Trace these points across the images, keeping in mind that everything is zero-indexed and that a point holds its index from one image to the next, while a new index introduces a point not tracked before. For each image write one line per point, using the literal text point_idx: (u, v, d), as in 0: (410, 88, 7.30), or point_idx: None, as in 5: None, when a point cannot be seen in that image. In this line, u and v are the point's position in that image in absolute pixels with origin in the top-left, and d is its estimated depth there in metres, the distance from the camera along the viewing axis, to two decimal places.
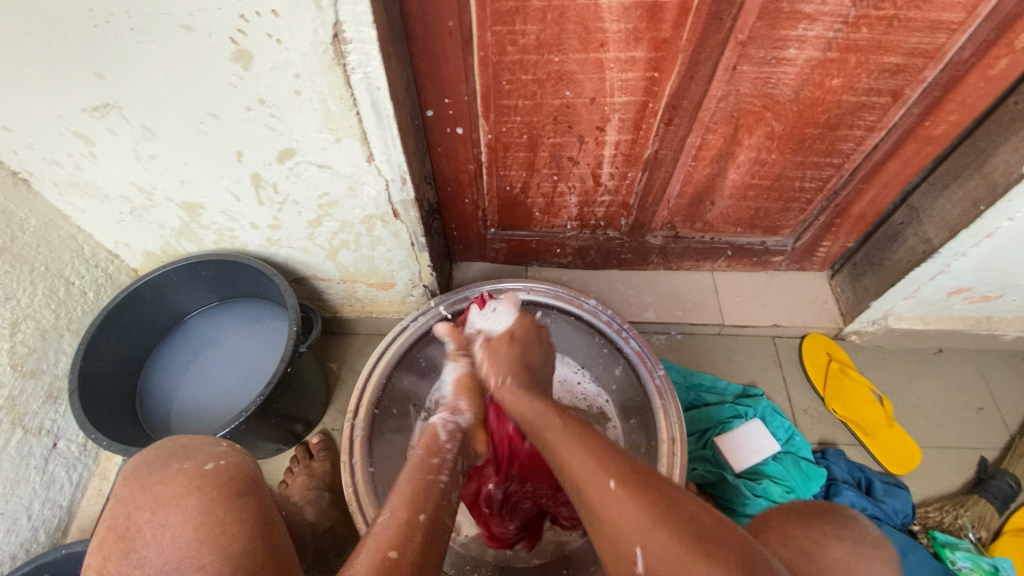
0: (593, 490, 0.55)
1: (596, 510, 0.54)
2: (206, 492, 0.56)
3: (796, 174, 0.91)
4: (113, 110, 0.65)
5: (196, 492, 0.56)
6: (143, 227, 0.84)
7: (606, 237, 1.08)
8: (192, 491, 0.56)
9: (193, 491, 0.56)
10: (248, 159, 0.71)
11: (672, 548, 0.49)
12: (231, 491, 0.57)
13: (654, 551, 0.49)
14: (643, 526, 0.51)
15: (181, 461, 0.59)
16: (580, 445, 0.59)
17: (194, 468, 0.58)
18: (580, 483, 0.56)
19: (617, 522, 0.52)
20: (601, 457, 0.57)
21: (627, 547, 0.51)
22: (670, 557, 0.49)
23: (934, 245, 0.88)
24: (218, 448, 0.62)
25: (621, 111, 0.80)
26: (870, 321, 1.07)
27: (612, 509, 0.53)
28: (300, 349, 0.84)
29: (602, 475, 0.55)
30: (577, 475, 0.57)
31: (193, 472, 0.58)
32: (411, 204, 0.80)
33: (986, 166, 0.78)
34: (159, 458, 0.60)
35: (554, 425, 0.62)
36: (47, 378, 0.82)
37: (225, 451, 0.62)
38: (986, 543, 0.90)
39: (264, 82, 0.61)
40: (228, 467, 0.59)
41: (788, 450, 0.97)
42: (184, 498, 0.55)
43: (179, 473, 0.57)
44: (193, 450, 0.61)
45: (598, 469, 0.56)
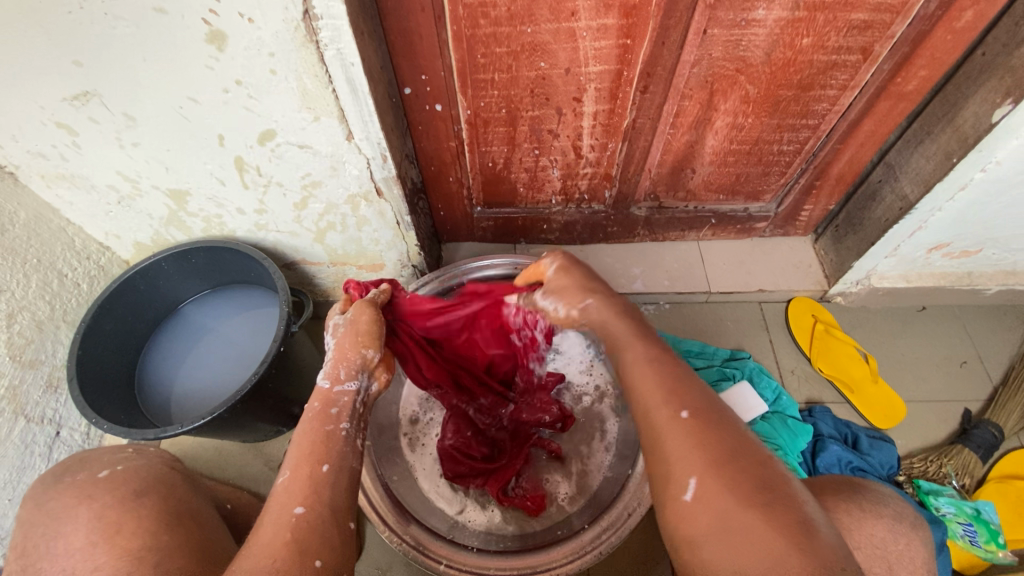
0: (657, 414, 0.51)
1: (659, 434, 0.50)
2: (97, 499, 0.62)
3: (773, 138, 0.92)
4: (93, 99, 0.65)
5: (86, 500, 0.61)
6: (132, 217, 0.85)
7: (591, 211, 1.09)
8: (83, 500, 0.61)
9: (82, 500, 0.61)
10: (230, 142, 0.72)
11: (727, 491, 0.46)
12: (128, 494, 0.62)
13: (709, 487, 0.46)
14: (702, 464, 0.47)
15: (74, 473, 0.65)
16: (653, 372, 0.54)
17: (87, 477, 0.64)
18: (645, 408, 0.52)
19: (670, 452, 0.49)
20: (674, 388, 0.52)
21: (680, 473, 0.48)
22: (723, 503, 0.45)
23: (910, 201, 0.90)
24: (116, 456, 0.69)
25: (597, 80, 0.81)
26: (853, 282, 1.09)
27: (673, 435, 0.49)
28: (293, 329, 0.86)
29: (674, 402, 0.51)
30: (642, 399, 0.53)
31: (86, 480, 0.64)
32: (394, 182, 0.81)
33: (956, 119, 0.80)
34: (56, 473, 0.66)
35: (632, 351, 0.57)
36: (46, 368, 0.84)
37: (124, 457, 0.69)
38: (970, 490, 0.93)
39: (239, 62, 0.62)
40: (122, 471, 0.65)
41: (775, 410, 0.99)
42: (74, 507, 0.61)
43: (71, 484, 0.64)
44: (91, 460, 0.68)
45: (667, 396, 0.52)
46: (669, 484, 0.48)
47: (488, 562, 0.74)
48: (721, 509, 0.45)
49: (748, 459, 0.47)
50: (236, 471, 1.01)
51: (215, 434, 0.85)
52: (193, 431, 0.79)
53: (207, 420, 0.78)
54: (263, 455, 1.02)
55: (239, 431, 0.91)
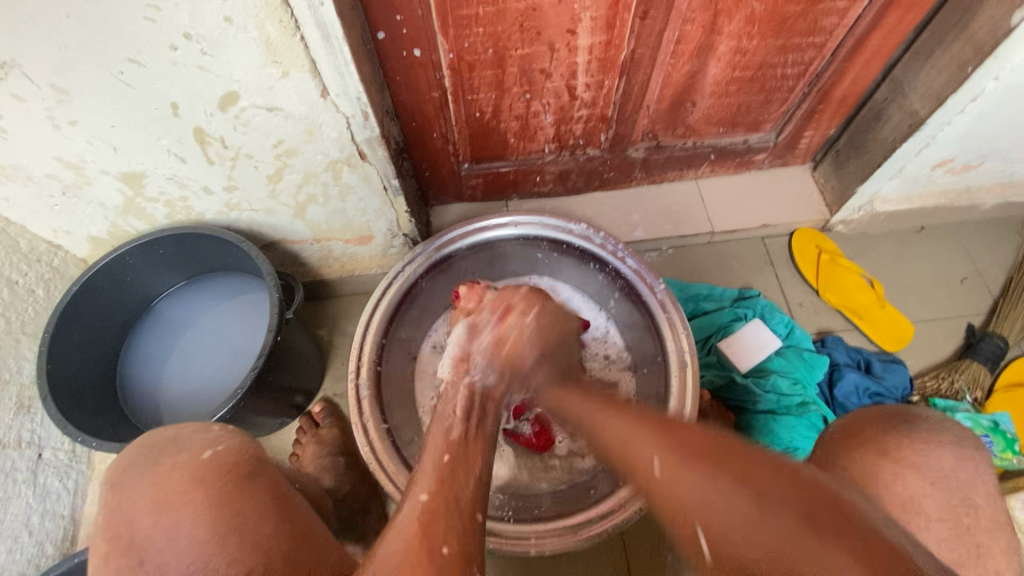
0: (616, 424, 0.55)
1: (614, 448, 0.54)
2: (212, 483, 0.53)
3: (777, 61, 0.87)
4: (13, 71, 0.55)
5: (200, 485, 0.52)
6: (82, 209, 0.75)
7: (586, 157, 1.02)
8: (197, 485, 0.52)
9: (196, 484, 0.52)
10: (185, 111, 0.63)
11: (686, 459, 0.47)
12: (241, 475, 0.54)
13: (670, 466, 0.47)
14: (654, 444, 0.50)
15: (175, 455, 0.55)
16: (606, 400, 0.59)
17: (191, 458, 0.54)
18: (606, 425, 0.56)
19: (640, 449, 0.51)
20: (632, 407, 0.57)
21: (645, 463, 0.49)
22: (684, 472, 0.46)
23: (920, 117, 0.86)
24: (210, 433, 0.58)
25: (592, 8, 0.73)
26: (856, 208, 1.07)
27: (636, 440, 0.52)
28: (286, 316, 0.79)
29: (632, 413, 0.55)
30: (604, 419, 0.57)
31: (192, 462, 0.54)
32: (378, 142, 0.73)
33: (971, 25, 0.75)
34: (144, 457, 0.55)
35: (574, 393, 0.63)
36: (14, 388, 0.75)
37: (217, 435, 0.58)
38: (981, 402, 0.95)
39: (185, 10, 0.52)
40: (227, 451, 0.55)
41: (789, 344, 0.98)
42: (188, 493, 0.52)
43: (176, 468, 0.54)
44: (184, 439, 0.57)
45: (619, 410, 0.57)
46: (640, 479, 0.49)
47: (527, 531, 0.71)
48: (700, 477, 0.46)
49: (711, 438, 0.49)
50: None
51: None
52: None
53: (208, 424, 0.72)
54: (270, 449, 0.97)
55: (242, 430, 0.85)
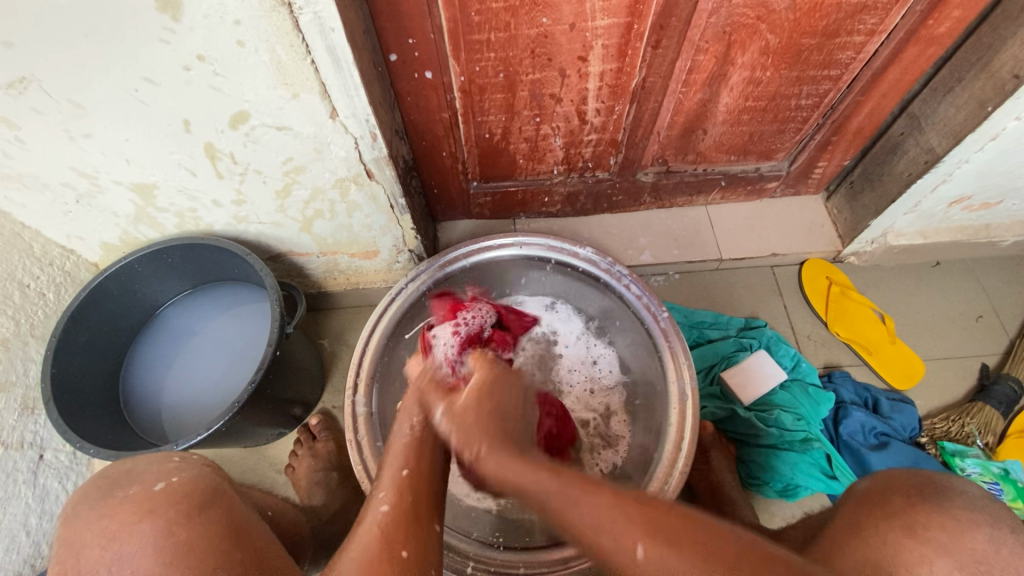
0: (606, 538, 0.43)
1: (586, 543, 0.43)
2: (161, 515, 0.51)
3: (791, 92, 0.86)
4: (32, 85, 0.56)
5: (148, 517, 0.51)
6: (95, 216, 0.76)
7: (595, 179, 1.02)
8: (145, 515, 0.51)
9: (145, 516, 0.51)
10: (197, 127, 0.64)
11: (676, 562, 0.42)
12: (192, 507, 0.53)
13: (658, 573, 0.42)
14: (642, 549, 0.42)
15: (126, 487, 0.54)
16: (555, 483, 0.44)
17: (141, 492, 0.54)
18: (585, 538, 0.44)
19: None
20: (595, 486, 0.45)
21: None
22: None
23: (937, 153, 0.85)
24: (170, 465, 0.58)
25: (604, 36, 0.73)
26: (869, 241, 1.05)
27: (635, 558, 0.43)
28: (287, 330, 0.79)
29: (615, 512, 0.44)
30: (580, 528, 0.43)
31: (142, 494, 0.54)
32: (385, 162, 0.73)
33: (992, 63, 0.74)
34: (102, 489, 0.56)
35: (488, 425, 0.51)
36: (20, 390, 0.77)
37: (176, 468, 0.58)
38: (992, 448, 0.92)
39: (199, 34, 0.53)
40: (183, 481, 0.55)
41: (794, 378, 0.96)
42: (135, 525, 0.51)
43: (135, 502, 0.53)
44: (140, 472, 0.57)
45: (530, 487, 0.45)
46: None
47: (515, 561, 0.70)
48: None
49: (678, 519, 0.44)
50: (239, 477, 0.97)
51: (216, 445, 0.80)
52: (190, 447, 0.73)
53: (204, 435, 0.73)
54: (266, 459, 0.98)
55: (239, 439, 0.86)
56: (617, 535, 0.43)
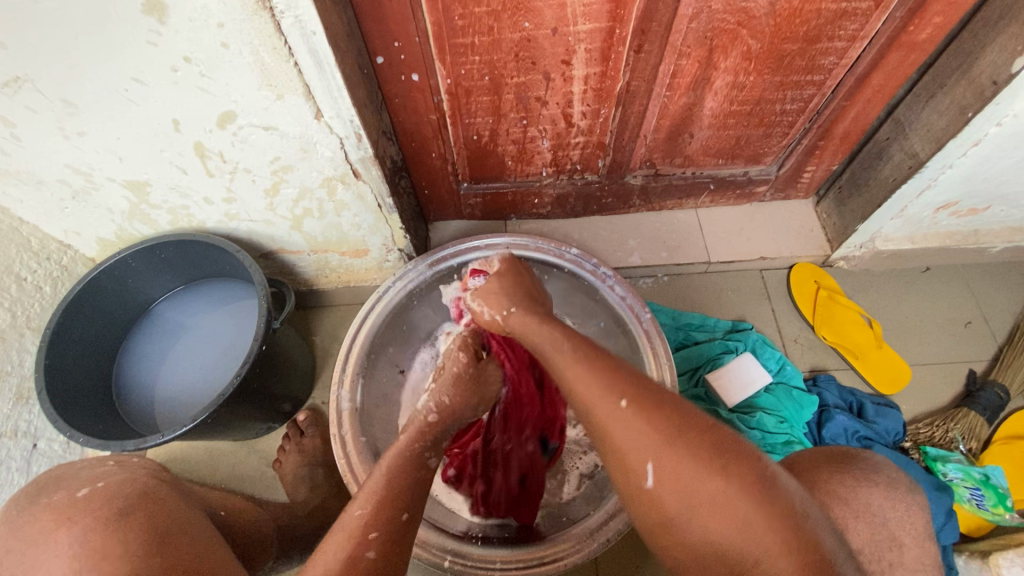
0: (602, 408, 0.51)
1: (603, 427, 0.51)
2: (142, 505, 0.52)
3: (776, 97, 0.86)
4: (25, 84, 0.58)
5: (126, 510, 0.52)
6: (90, 212, 0.78)
7: (584, 181, 1.03)
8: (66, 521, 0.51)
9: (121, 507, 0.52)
10: (186, 127, 0.66)
11: (682, 461, 0.47)
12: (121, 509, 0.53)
13: (664, 464, 0.48)
14: (653, 445, 0.48)
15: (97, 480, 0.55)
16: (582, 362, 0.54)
17: (117, 486, 0.54)
18: (589, 405, 0.52)
19: (630, 448, 0.49)
20: (611, 377, 0.52)
21: (637, 464, 0.49)
22: (681, 473, 0.47)
23: (920, 158, 0.85)
24: (97, 470, 0.58)
25: (587, 40, 0.74)
26: (857, 245, 1.05)
27: (631, 447, 0.49)
28: (275, 325, 0.81)
29: (612, 393, 0.51)
30: (585, 397, 0.52)
31: (73, 499, 0.54)
32: (371, 162, 0.75)
33: (972, 70, 0.74)
34: (31, 493, 0.56)
35: (532, 331, 0.62)
36: (15, 380, 0.79)
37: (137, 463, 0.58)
38: (976, 454, 0.92)
39: (185, 36, 0.55)
40: (110, 485, 0.56)
41: (779, 381, 0.97)
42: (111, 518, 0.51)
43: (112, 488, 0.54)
44: (70, 476, 0.57)
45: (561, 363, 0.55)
46: (628, 472, 0.50)
47: (493, 556, 0.71)
48: (679, 482, 0.47)
49: (698, 425, 0.49)
50: (228, 470, 0.98)
51: (204, 437, 0.82)
52: (178, 438, 0.75)
53: (192, 426, 0.75)
54: (256, 452, 0.99)
55: (228, 432, 0.88)
56: (610, 409, 0.51)
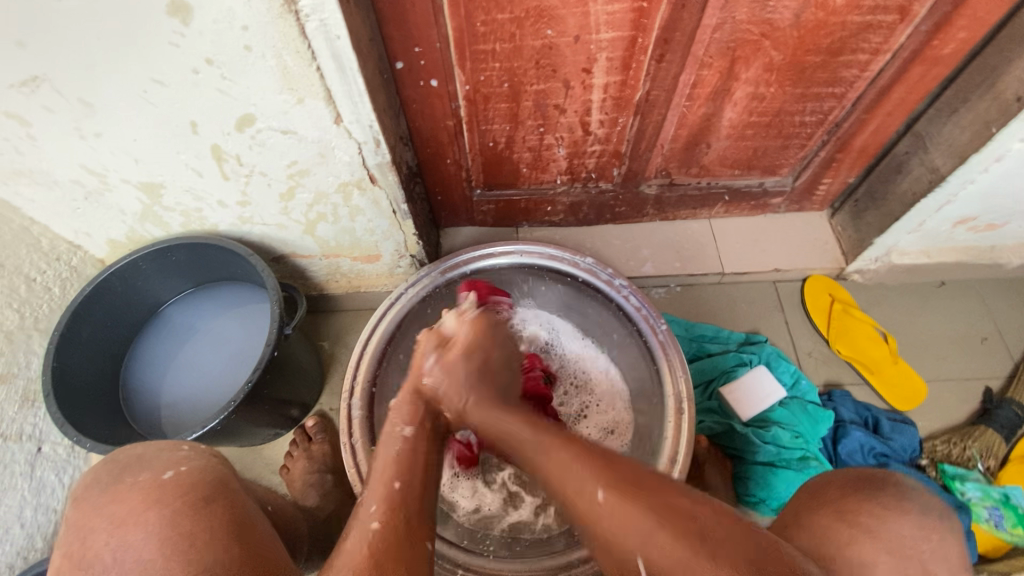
0: (557, 461, 0.51)
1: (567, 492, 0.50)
2: (167, 504, 0.52)
3: (796, 109, 0.86)
4: (44, 84, 0.57)
5: (155, 506, 0.51)
6: (102, 213, 0.77)
7: (598, 190, 1.03)
8: (152, 504, 0.51)
9: (152, 505, 0.51)
10: (204, 129, 0.65)
11: (658, 525, 0.47)
12: (197, 498, 0.52)
13: (632, 525, 0.47)
14: (619, 504, 0.48)
15: (136, 474, 0.54)
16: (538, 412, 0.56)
17: (153, 478, 0.54)
18: (544, 452, 0.52)
19: (581, 493, 0.49)
20: (570, 432, 0.54)
21: (596, 517, 0.48)
22: (657, 544, 0.46)
23: (941, 173, 0.84)
24: (178, 453, 0.57)
25: (608, 49, 0.73)
26: (872, 259, 1.04)
27: (591, 502, 0.49)
28: (287, 331, 0.80)
29: (567, 445, 0.52)
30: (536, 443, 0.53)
31: (151, 483, 0.53)
32: (388, 168, 0.74)
33: (997, 84, 0.74)
34: (113, 472, 0.55)
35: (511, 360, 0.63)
36: (21, 382, 0.78)
37: (184, 456, 0.57)
38: (994, 472, 0.91)
39: (208, 38, 0.54)
40: (190, 472, 0.55)
41: (794, 395, 0.95)
42: (138, 514, 0.51)
43: (134, 486, 0.53)
44: (150, 458, 0.56)
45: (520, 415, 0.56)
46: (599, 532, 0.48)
47: (505, 570, 0.70)
48: (676, 561, 0.45)
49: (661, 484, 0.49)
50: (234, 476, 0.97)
51: (211, 444, 0.80)
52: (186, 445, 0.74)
53: (201, 433, 0.74)
54: (262, 458, 0.98)
55: (236, 438, 0.86)
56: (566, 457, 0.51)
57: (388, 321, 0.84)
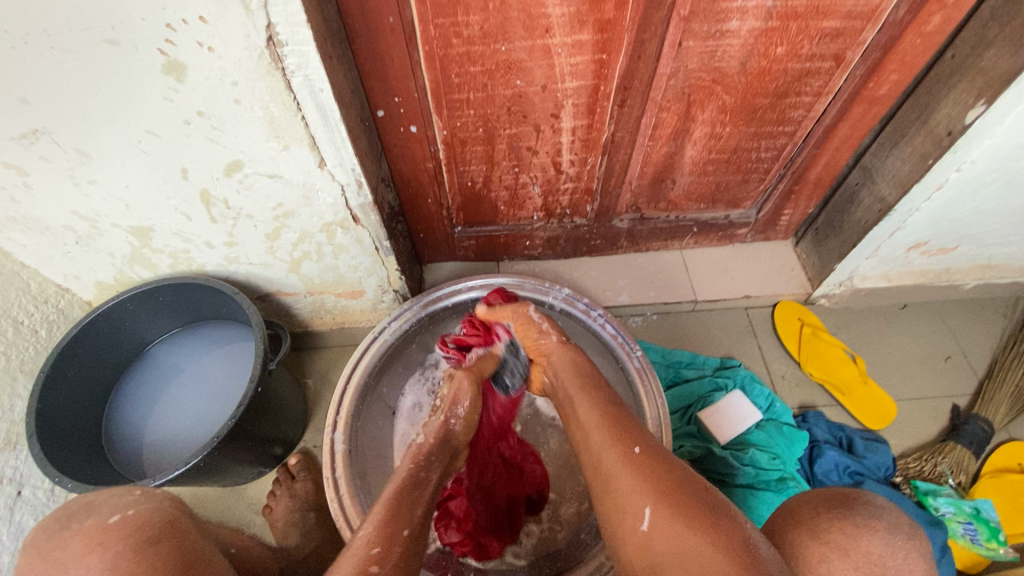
0: (611, 457, 0.57)
1: (611, 474, 0.56)
2: (111, 547, 0.55)
3: (751, 146, 0.92)
4: (43, 136, 0.61)
5: (98, 549, 0.55)
6: (92, 256, 0.80)
7: (573, 225, 1.08)
8: (94, 548, 0.55)
9: (94, 548, 0.55)
10: (194, 175, 0.69)
11: (679, 523, 0.49)
12: (143, 540, 0.56)
13: (662, 516, 0.50)
14: (654, 495, 0.52)
15: (82, 520, 0.58)
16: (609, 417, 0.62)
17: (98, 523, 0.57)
18: (603, 454, 0.58)
19: (624, 490, 0.53)
20: (624, 430, 0.59)
21: (631, 509, 0.52)
22: (672, 530, 0.49)
23: (889, 203, 0.90)
24: (127, 498, 0.61)
25: (574, 96, 0.80)
26: (836, 283, 1.09)
27: (624, 478, 0.54)
28: (271, 367, 0.81)
29: (623, 442, 0.58)
30: (599, 442, 0.59)
31: (97, 526, 0.57)
32: (370, 208, 0.78)
33: (929, 121, 0.81)
34: (58, 521, 0.59)
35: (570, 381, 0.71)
36: (4, 425, 0.78)
37: (135, 499, 0.61)
38: (966, 487, 0.93)
39: (201, 93, 0.59)
40: (137, 516, 0.59)
41: (769, 418, 0.98)
42: None
43: (79, 530, 0.57)
44: (97, 505, 0.60)
45: (592, 404, 0.64)
46: (623, 518, 0.53)
47: None
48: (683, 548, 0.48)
49: (698, 492, 0.52)
50: (216, 518, 0.96)
51: (193, 482, 0.80)
52: (167, 482, 0.74)
53: (182, 470, 0.74)
54: (245, 498, 0.97)
55: (218, 478, 0.86)
56: (620, 457, 0.56)
57: (367, 360, 0.85)
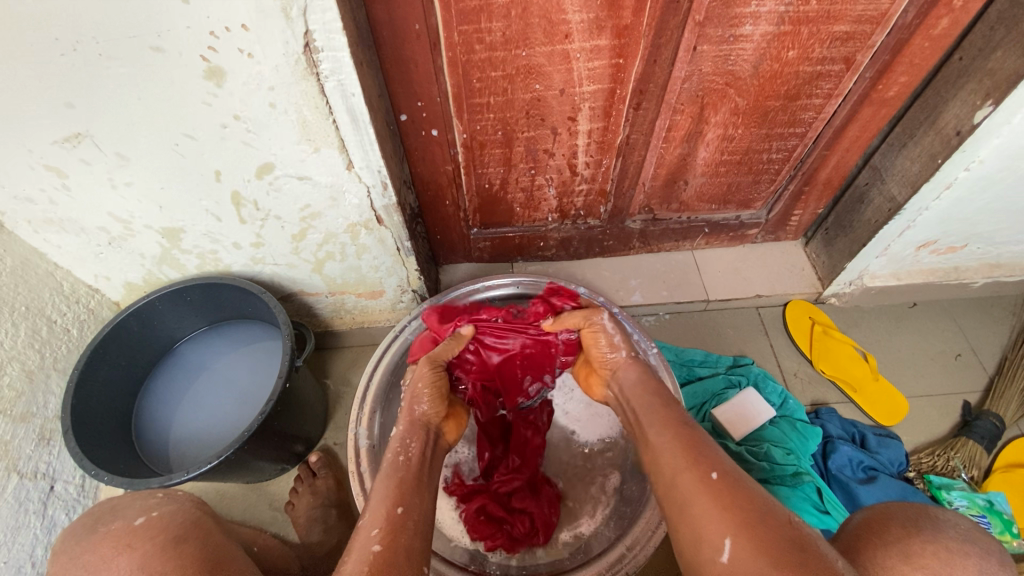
0: (687, 480, 0.57)
1: (687, 497, 0.56)
2: (139, 547, 0.57)
3: (762, 147, 0.95)
4: (85, 140, 0.64)
5: (127, 550, 0.56)
6: (123, 257, 0.82)
7: (587, 226, 1.10)
8: (122, 550, 0.57)
9: (123, 549, 0.57)
10: (227, 177, 0.71)
11: (761, 553, 0.48)
12: (169, 539, 0.58)
13: (741, 544, 0.49)
14: (731, 521, 0.51)
15: (110, 523, 0.60)
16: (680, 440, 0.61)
17: (124, 526, 0.59)
18: (677, 477, 0.58)
19: (701, 519, 0.53)
20: (699, 454, 0.59)
21: (711, 537, 0.52)
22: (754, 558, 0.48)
23: (899, 202, 0.92)
24: (150, 501, 0.64)
25: (591, 99, 0.82)
26: (847, 283, 1.11)
27: (700, 500, 0.54)
28: (297, 364, 0.83)
29: (700, 466, 0.57)
30: (672, 468, 0.59)
31: (123, 529, 0.59)
32: (394, 209, 0.81)
33: (938, 121, 0.83)
34: (86, 525, 0.61)
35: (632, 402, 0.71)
36: (38, 421, 0.80)
37: (158, 502, 0.64)
38: (978, 482, 0.94)
39: (238, 97, 0.61)
40: (161, 518, 0.61)
41: (783, 414, 0.99)
42: None
43: (106, 535, 0.59)
44: (123, 508, 0.62)
45: (663, 429, 0.64)
46: (701, 545, 0.52)
47: None
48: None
49: (779, 521, 0.50)
50: (239, 514, 0.98)
51: (221, 477, 0.82)
52: (198, 476, 0.76)
53: (214, 464, 0.76)
54: (267, 495, 0.99)
55: (243, 473, 0.88)
56: (697, 482, 0.56)
57: (389, 356, 0.88)
